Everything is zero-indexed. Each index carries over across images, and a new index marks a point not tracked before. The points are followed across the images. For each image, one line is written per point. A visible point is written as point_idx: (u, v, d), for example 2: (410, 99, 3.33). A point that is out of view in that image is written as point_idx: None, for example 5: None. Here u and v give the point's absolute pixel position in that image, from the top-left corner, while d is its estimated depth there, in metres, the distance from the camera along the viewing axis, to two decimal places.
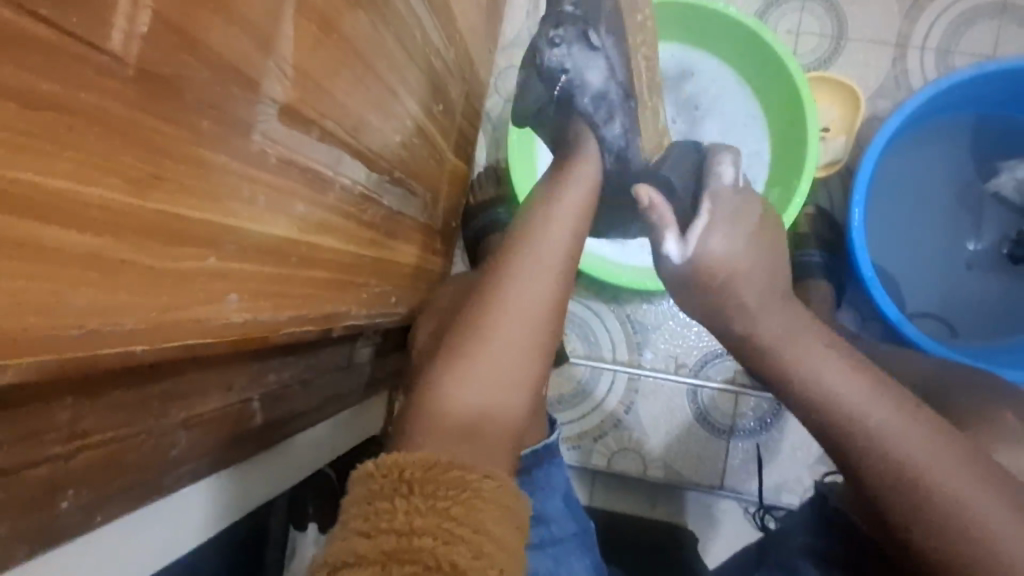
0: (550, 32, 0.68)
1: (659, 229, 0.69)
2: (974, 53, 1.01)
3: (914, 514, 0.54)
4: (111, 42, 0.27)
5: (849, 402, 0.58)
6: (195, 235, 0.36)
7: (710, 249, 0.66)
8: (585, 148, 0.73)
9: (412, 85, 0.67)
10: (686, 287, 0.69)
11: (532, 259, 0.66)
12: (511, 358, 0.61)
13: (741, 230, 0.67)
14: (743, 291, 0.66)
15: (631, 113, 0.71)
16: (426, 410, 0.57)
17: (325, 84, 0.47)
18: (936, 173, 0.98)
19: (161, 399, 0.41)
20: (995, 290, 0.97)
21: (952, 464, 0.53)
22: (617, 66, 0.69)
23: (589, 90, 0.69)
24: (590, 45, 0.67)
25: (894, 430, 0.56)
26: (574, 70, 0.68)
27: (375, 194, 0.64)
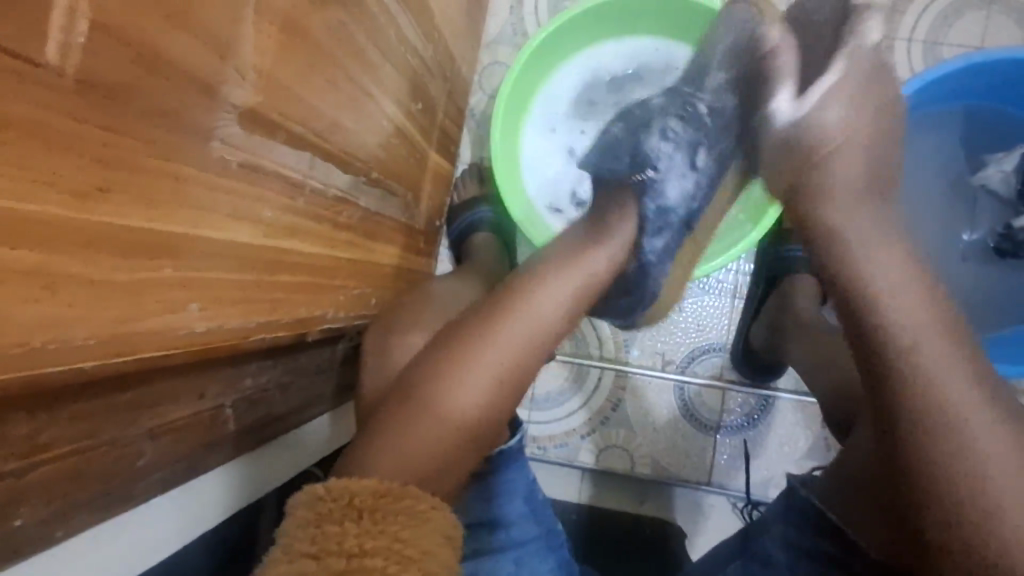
0: (667, 125, 0.68)
1: (772, 82, 0.64)
2: (962, 45, 1.00)
3: (971, 522, 0.52)
4: (47, 54, 0.26)
5: (918, 361, 0.56)
6: (150, 245, 0.35)
7: (826, 112, 0.61)
8: (624, 215, 0.68)
9: (388, 85, 0.66)
10: (771, 150, 0.65)
11: (531, 305, 0.63)
12: (476, 396, 0.59)
13: (868, 98, 0.62)
14: (835, 174, 0.62)
15: (678, 240, 0.71)
16: (397, 437, 0.56)
17: (292, 88, 0.47)
18: (921, 167, 0.98)
19: (128, 409, 0.40)
20: (981, 283, 0.97)
21: (1002, 447, 0.53)
22: (696, 196, 0.70)
23: (662, 200, 0.68)
24: (690, 161, 0.68)
25: (956, 397, 0.54)
26: (664, 172, 0.67)
27: (351, 195, 0.63)
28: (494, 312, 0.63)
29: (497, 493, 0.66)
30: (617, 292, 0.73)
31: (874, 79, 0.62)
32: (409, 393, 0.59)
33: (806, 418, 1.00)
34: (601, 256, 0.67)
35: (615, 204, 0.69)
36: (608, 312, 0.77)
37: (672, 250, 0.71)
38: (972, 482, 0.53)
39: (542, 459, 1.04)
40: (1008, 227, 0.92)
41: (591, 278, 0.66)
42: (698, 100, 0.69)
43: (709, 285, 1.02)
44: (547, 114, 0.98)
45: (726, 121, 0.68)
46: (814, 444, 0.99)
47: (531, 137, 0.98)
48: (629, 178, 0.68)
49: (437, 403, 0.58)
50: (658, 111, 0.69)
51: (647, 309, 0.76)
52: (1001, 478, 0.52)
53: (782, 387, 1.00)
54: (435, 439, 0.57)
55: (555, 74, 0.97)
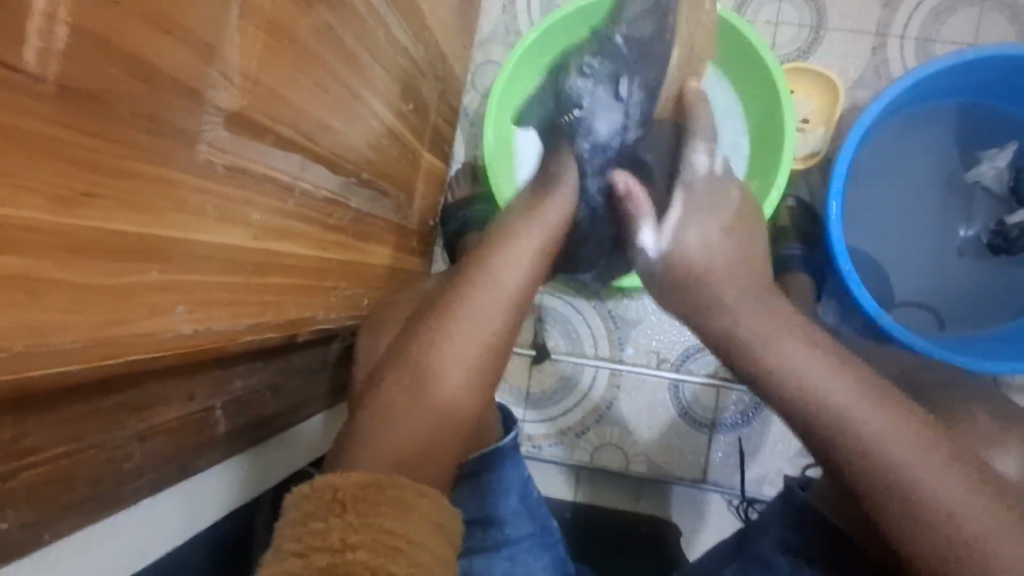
0: (585, 62, 0.75)
1: (634, 221, 0.72)
2: (955, 42, 1.00)
3: (931, 548, 0.53)
4: (26, 60, 0.26)
5: (817, 389, 0.59)
6: (136, 249, 0.35)
7: (683, 239, 0.69)
8: (563, 163, 0.73)
9: (377, 86, 0.67)
10: (665, 268, 0.70)
11: (496, 279, 0.65)
12: (455, 384, 0.61)
13: (723, 226, 0.69)
14: (720, 287, 0.67)
15: (620, 173, 0.74)
16: (379, 426, 0.57)
17: (279, 91, 0.47)
18: (916, 164, 0.98)
19: (115, 412, 0.41)
20: (976, 278, 0.97)
21: (914, 445, 0.55)
22: (628, 129, 0.72)
23: (594, 137, 0.72)
24: (614, 94, 0.71)
25: (860, 409, 0.57)
26: (589, 108, 0.72)
27: (342, 197, 0.63)
28: (465, 295, 0.64)
29: (489, 492, 0.67)
30: (579, 241, 0.80)
31: (715, 205, 0.70)
32: (387, 381, 0.61)
33: None
34: (554, 212, 0.70)
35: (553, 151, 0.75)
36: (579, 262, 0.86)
37: (624, 190, 0.75)
38: (903, 484, 0.54)
39: (537, 458, 1.04)
40: (999, 223, 0.93)
41: (546, 243, 0.69)
42: (614, 33, 0.74)
43: None
44: None
45: (643, 46, 0.71)
46: None
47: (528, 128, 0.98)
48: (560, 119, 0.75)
49: (417, 392, 0.60)
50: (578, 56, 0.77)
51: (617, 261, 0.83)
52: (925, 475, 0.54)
53: None
54: (418, 430, 0.58)
55: None
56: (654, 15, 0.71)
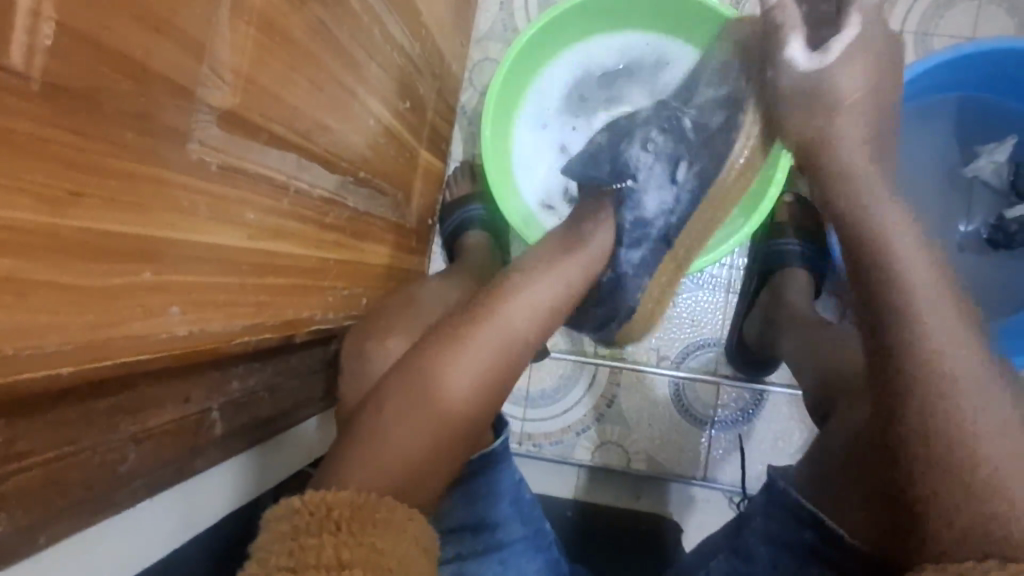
0: (649, 137, 0.70)
1: (783, 33, 0.66)
2: (953, 36, 1.00)
3: (942, 466, 0.49)
4: (12, 58, 0.26)
5: (913, 301, 0.54)
6: (127, 250, 0.35)
7: (844, 74, 0.64)
8: (602, 224, 0.71)
9: (374, 84, 0.66)
10: (789, 99, 0.67)
11: (505, 316, 0.64)
12: (463, 393, 0.60)
13: (875, 62, 0.65)
14: (846, 123, 0.65)
15: (656, 253, 0.73)
16: (383, 432, 0.57)
17: (272, 89, 0.47)
18: (917, 158, 0.97)
19: (108, 414, 0.40)
20: (981, 272, 0.96)
21: (998, 403, 0.50)
22: (675, 212, 0.71)
23: (640, 212, 0.70)
24: (670, 175, 0.69)
25: (952, 348, 0.52)
26: (643, 183, 0.69)
27: (339, 196, 0.63)
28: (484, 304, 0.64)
29: (482, 493, 0.66)
30: (592, 301, 0.77)
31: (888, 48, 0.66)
32: (399, 385, 0.60)
33: (799, 412, 1.00)
34: (579, 270, 0.69)
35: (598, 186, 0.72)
36: (587, 321, 0.82)
37: (649, 265, 0.74)
38: (928, 378, 0.51)
39: (536, 456, 1.04)
40: (999, 219, 0.93)
41: (568, 288, 0.68)
42: (683, 115, 0.72)
43: (703, 280, 1.01)
44: (539, 110, 0.98)
45: (708, 136, 0.71)
46: (809, 438, 0.99)
47: (524, 133, 0.98)
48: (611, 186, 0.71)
49: (427, 397, 0.59)
50: (641, 124, 0.71)
51: (622, 322, 0.81)
52: (989, 423, 0.49)
53: (775, 381, 1.00)
54: (420, 438, 0.57)
55: (545, 71, 0.96)
56: (725, 104, 0.73)
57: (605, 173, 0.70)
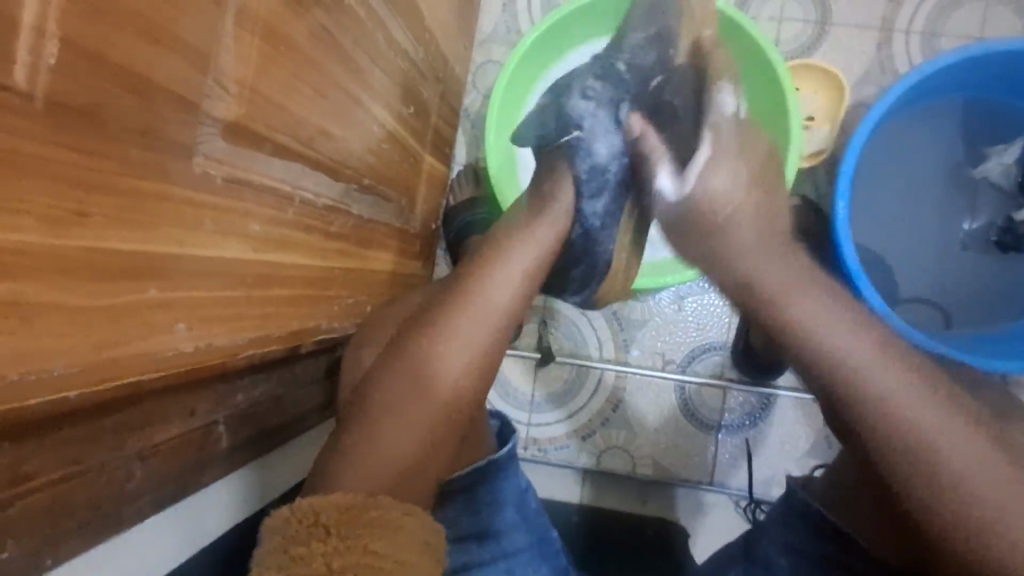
0: (587, 85, 0.70)
1: (652, 164, 0.66)
2: (960, 36, 0.99)
3: (944, 523, 0.50)
4: (14, 77, 0.25)
5: (841, 363, 0.55)
6: (131, 268, 0.35)
7: (710, 186, 0.62)
8: (561, 181, 0.69)
9: (378, 90, 0.66)
10: (672, 225, 0.65)
11: (486, 300, 0.62)
12: (456, 389, 0.60)
13: (741, 173, 0.62)
14: (740, 234, 0.61)
15: (619, 202, 0.70)
16: (377, 425, 0.57)
17: (276, 98, 0.46)
18: (923, 160, 0.96)
19: (114, 432, 0.40)
20: (985, 272, 0.96)
21: (940, 415, 0.52)
22: (626, 154, 0.69)
23: (593, 159, 0.68)
24: (613, 118, 0.69)
25: (890, 386, 0.53)
26: (590, 131, 0.68)
27: (343, 204, 0.62)
28: (469, 289, 0.63)
29: (488, 501, 0.65)
30: (564, 262, 0.73)
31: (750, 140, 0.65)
32: (388, 378, 0.60)
33: (807, 416, 0.99)
34: (549, 229, 0.67)
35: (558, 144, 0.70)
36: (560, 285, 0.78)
37: (616, 214, 0.71)
38: (914, 453, 0.51)
39: (542, 461, 1.03)
40: (1008, 220, 0.92)
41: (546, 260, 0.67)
42: (617, 58, 0.71)
43: (709, 284, 1.01)
44: None
45: (645, 74, 0.69)
46: (818, 442, 0.99)
47: None
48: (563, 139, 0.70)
49: (420, 393, 0.59)
50: (579, 79, 0.72)
51: (602, 279, 0.75)
52: (937, 432, 0.51)
53: (782, 385, 0.99)
54: (413, 436, 0.58)
55: (547, 73, 0.95)
56: (656, 44, 0.69)
57: (551, 128, 0.71)
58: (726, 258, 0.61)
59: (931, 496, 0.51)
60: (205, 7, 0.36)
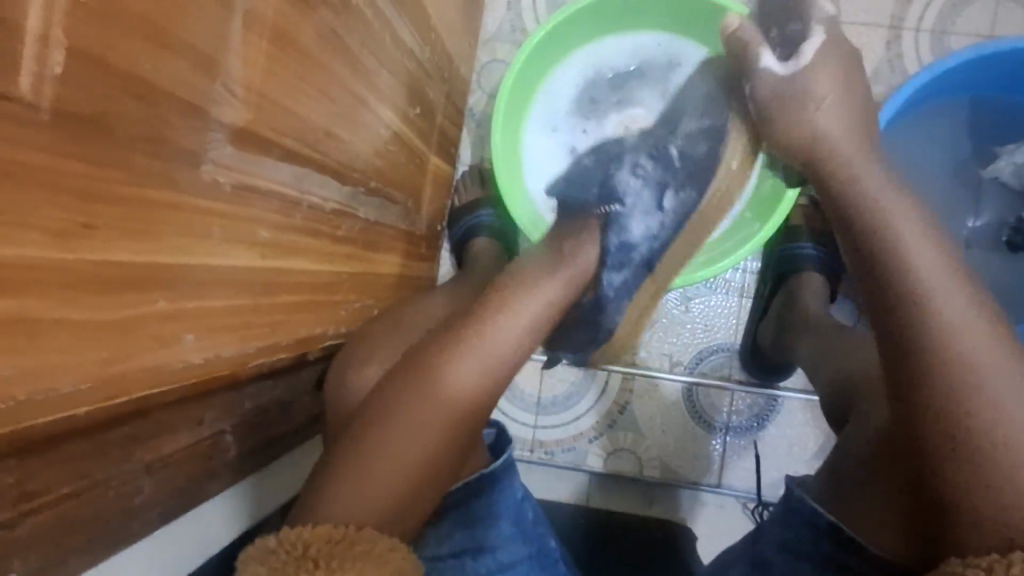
0: (638, 162, 0.68)
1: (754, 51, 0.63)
2: (970, 34, 0.98)
3: (970, 495, 0.46)
4: (21, 87, 0.25)
5: (924, 276, 0.51)
6: (140, 280, 0.34)
7: (815, 79, 0.60)
8: (586, 244, 0.67)
9: (384, 91, 0.64)
10: (767, 106, 0.62)
11: (496, 334, 0.61)
12: (463, 400, 0.58)
13: (848, 97, 0.61)
14: (836, 145, 0.59)
15: (638, 278, 0.69)
16: (381, 437, 0.56)
17: (284, 102, 0.45)
18: (932, 158, 0.95)
19: (122, 445, 0.39)
20: (999, 273, 0.93)
21: (1010, 385, 0.47)
22: (660, 237, 0.67)
23: (625, 235, 0.66)
24: (657, 201, 0.66)
25: (965, 326, 0.49)
26: (629, 208, 0.66)
27: (350, 207, 0.61)
28: (484, 313, 0.62)
29: (486, 514, 0.64)
30: (572, 324, 0.72)
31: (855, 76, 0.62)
32: (393, 392, 0.58)
33: (815, 418, 0.98)
34: (558, 287, 0.64)
35: (585, 183, 0.70)
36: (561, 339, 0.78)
37: (632, 289, 0.70)
38: (964, 406, 0.47)
39: (549, 464, 1.02)
40: (1019, 219, 0.91)
41: (562, 297, 0.65)
42: (670, 143, 0.70)
43: (716, 284, 1.00)
44: (551, 112, 0.96)
45: (697, 165, 0.68)
46: (823, 445, 0.98)
47: (534, 134, 0.96)
48: (595, 209, 0.67)
49: (427, 404, 0.57)
50: (631, 150, 0.71)
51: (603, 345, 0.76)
52: (1001, 407, 0.46)
53: (788, 387, 0.98)
54: (415, 448, 0.56)
55: (555, 74, 0.95)
56: (710, 136, 0.69)
57: (594, 194, 0.68)
58: (812, 148, 0.61)
59: (975, 486, 0.46)
60: (212, 10, 0.35)
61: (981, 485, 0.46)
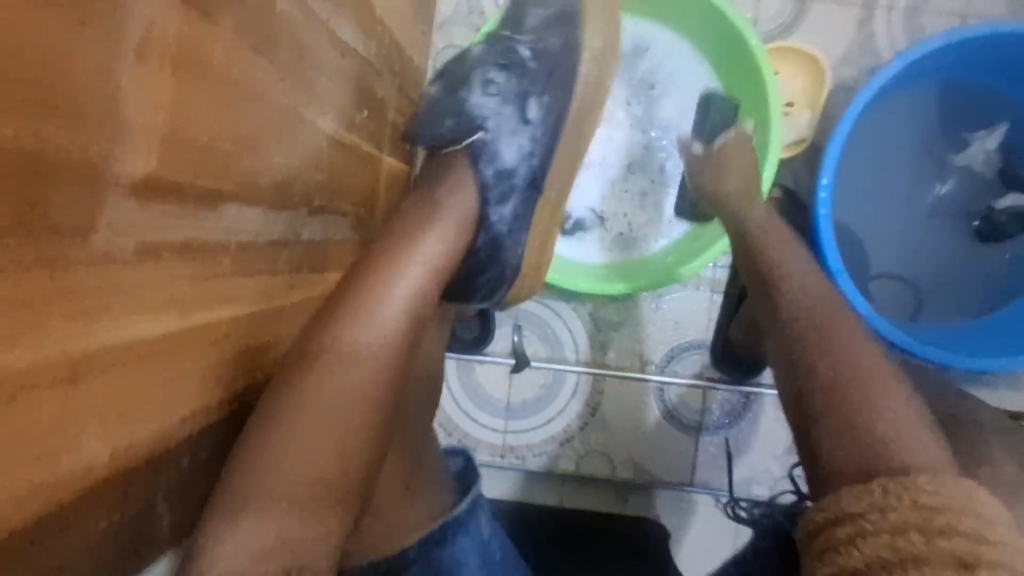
0: (490, 77, 0.64)
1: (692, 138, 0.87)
2: (944, 13, 0.94)
3: (850, 449, 0.47)
4: None
5: (805, 293, 0.59)
6: (21, 381, 0.29)
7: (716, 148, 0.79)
8: (460, 181, 0.62)
9: (324, 98, 0.59)
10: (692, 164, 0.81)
11: (398, 293, 0.55)
12: (341, 405, 0.51)
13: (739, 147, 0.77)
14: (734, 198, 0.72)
15: (527, 203, 0.64)
16: (260, 480, 0.48)
17: (198, 136, 0.39)
18: (905, 145, 0.92)
19: (30, 553, 0.32)
20: (965, 260, 0.93)
21: (892, 386, 0.51)
22: (536, 155, 0.63)
23: (499, 163, 0.62)
24: (521, 115, 0.63)
25: (842, 321, 0.56)
26: (496, 132, 0.62)
27: (291, 233, 0.56)
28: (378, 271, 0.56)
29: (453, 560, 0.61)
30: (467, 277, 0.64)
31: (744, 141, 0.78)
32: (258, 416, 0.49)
33: None
34: (445, 236, 0.59)
35: (435, 116, 0.64)
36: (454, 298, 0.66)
37: (524, 220, 0.65)
38: (851, 386, 0.51)
39: (521, 469, 0.99)
40: (988, 208, 0.91)
41: (451, 247, 0.60)
42: (518, 43, 0.66)
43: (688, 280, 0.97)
44: None
45: (553, 63, 0.64)
46: None
47: None
48: (459, 147, 0.63)
49: (322, 403, 0.50)
50: (479, 62, 0.65)
51: (512, 283, 0.68)
52: (886, 403, 0.50)
53: (763, 384, 0.97)
54: (319, 447, 0.49)
55: None
56: (559, 27, 0.66)
57: (449, 125, 0.63)
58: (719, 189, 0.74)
59: (860, 443, 0.47)
60: (83, 33, 0.30)
61: (865, 438, 0.48)
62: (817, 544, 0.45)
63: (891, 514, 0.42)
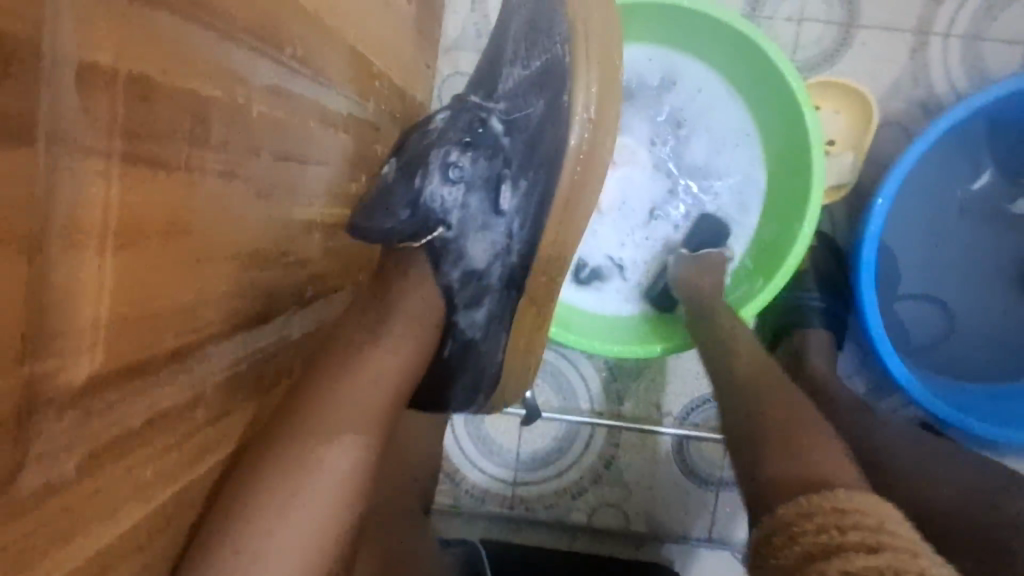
0: (452, 159, 0.56)
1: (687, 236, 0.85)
2: (1007, 41, 0.85)
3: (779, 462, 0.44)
4: None
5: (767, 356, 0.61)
6: None
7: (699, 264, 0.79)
8: (420, 285, 0.57)
9: (312, 185, 0.53)
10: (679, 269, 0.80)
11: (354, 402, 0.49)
12: (296, 511, 0.44)
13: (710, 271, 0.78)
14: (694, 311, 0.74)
15: (502, 303, 0.60)
16: None
17: (158, 306, 0.34)
18: (952, 190, 0.85)
19: None
20: (1014, 315, 0.86)
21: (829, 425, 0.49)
22: (512, 250, 0.58)
23: (467, 264, 0.57)
24: (494, 207, 0.57)
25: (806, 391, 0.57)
26: (461, 229, 0.57)
27: (278, 341, 0.51)
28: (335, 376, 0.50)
29: None
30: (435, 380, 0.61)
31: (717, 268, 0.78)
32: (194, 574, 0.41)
33: None
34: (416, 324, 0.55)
35: (386, 206, 0.56)
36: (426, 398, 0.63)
37: (503, 317, 0.61)
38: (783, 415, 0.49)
39: (530, 520, 0.96)
40: None
41: (415, 354, 0.55)
42: (490, 113, 0.59)
43: None
44: None
45: (534, 136, 0.58)
46: None
47: None
48: (416, 244, 0.56)
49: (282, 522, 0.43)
50: (438, 140, 0.57)
51: (495, 384, 0.65)
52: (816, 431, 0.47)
53: None
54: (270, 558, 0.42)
55: None
56: (542, 92, 0.58)
57: (403, 219, 0.55)
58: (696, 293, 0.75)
59: (793, 461, 0.44)
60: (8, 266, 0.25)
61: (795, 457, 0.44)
62: (753, 564, 0.40)
63: (813, 519, 0.38)
